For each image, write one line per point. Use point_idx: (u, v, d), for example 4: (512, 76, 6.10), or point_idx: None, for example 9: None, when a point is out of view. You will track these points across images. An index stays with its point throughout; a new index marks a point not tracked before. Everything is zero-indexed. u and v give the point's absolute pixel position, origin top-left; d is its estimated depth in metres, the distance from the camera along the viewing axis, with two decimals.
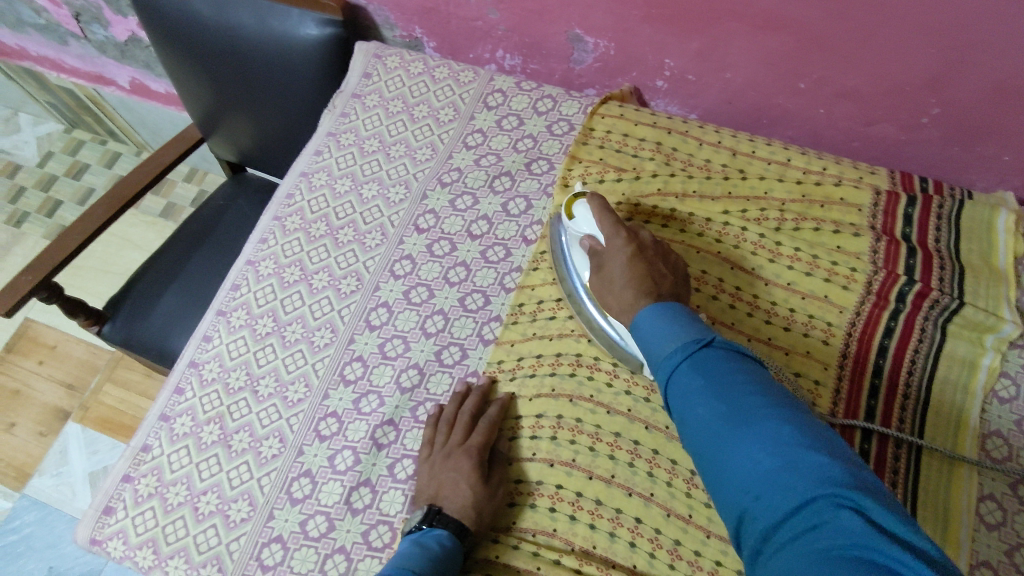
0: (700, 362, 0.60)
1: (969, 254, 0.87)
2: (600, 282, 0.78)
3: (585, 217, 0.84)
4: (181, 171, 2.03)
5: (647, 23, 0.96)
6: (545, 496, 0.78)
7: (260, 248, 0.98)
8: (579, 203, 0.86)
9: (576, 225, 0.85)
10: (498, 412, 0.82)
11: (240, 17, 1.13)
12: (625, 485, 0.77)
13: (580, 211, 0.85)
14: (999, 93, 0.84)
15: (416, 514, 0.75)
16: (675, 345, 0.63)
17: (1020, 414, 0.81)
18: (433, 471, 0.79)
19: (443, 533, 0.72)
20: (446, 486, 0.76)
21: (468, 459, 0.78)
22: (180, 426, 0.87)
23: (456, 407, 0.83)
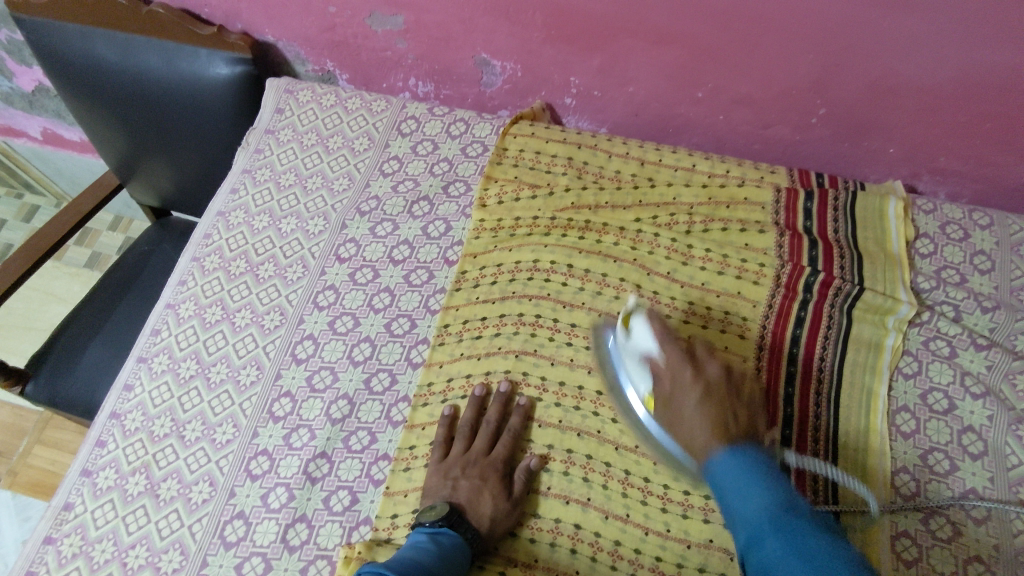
0: (781, 528, 0.59)
1: (866, 242, 0.93)
2: (673, 417, 0.74)
3: (644, 334, 0.79)
4: (104, 220, 1.97)
5: (549, 44, 0.99)
6: (527, 524, 0.80)
7: (179, 291, 0.97)
8: (634, 318, 0.81)
9: (634, 344, 0.79)
10: (520, 424, 0.84)
11: (147, 60, 1.12)
12: (581, 499, 0.80)
13: (637, 328, 0.80)
14: (876, 91, 0.91)
15: (428, 511, 0.76)
16: (755, 503, 0.61)
17: (924, 388, 0.86)
18: (448, 473, 0.80)
19: (457, 538, 0.73)
20: (468, 493, 0.78)
21: (496, 464, 0.80)
22: (103, 480, 0.85)
23: (477, 413, 0.84)
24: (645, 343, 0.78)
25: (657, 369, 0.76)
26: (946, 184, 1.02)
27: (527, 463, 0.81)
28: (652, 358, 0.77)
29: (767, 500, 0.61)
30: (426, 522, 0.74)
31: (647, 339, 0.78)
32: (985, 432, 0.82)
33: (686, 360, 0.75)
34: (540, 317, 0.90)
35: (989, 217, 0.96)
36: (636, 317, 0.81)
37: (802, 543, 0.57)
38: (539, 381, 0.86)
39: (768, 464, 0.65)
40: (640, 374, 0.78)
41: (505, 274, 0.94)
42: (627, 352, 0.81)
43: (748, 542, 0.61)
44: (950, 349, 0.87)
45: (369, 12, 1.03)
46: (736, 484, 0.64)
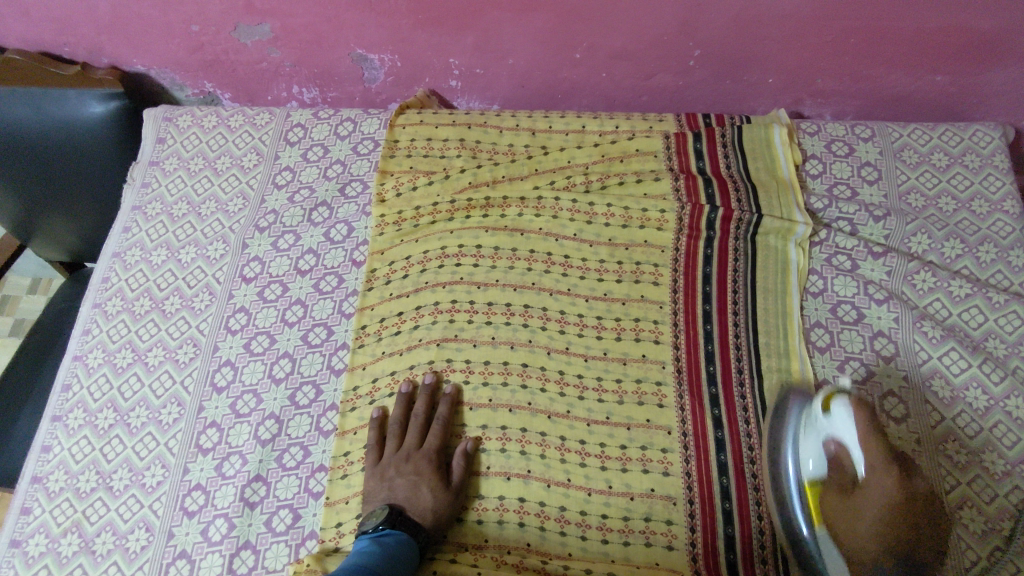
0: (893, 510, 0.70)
1: (758, 172, 0.95)
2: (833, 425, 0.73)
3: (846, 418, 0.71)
4: (22, 283, 1.89)
5: (420, 29, 0.98)
6: (474, 508, 0.80)
7: (85, 341, 0.94)
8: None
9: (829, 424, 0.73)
10: (448, 410, 0.83)
11: (13, 110, 1.08)
12: (522, 473, 0.80)
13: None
14: (741, 25, 0.93)
15: (371, 516, 0.75)
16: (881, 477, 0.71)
17: (833, 303, 0.89)
18: (385, 475, 0.79)
19: (402, 537, 0.73)
20: (405, 492, 0.77)
21: (429, 458, 0.80)
22: (34, 547, 0.81)
23: (405, 411, 0.84)
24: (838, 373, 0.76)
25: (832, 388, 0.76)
26: (829, 104, 1.05)
27: (464, 447, 0.81)
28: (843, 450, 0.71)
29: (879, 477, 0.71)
30: (369, 528, 0.74)
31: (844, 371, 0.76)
32: (895, 334, 0.86)
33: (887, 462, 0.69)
34: (456, 302, 0.90)
35: (870, 129, 0.99)
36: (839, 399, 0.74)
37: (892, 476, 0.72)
38: (464, 365, 0.86)
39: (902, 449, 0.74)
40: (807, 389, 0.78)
41: (415, 265, 0.93)
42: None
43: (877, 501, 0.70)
44: (851, 261, 0.90)
45: (233, 26, 1.01)
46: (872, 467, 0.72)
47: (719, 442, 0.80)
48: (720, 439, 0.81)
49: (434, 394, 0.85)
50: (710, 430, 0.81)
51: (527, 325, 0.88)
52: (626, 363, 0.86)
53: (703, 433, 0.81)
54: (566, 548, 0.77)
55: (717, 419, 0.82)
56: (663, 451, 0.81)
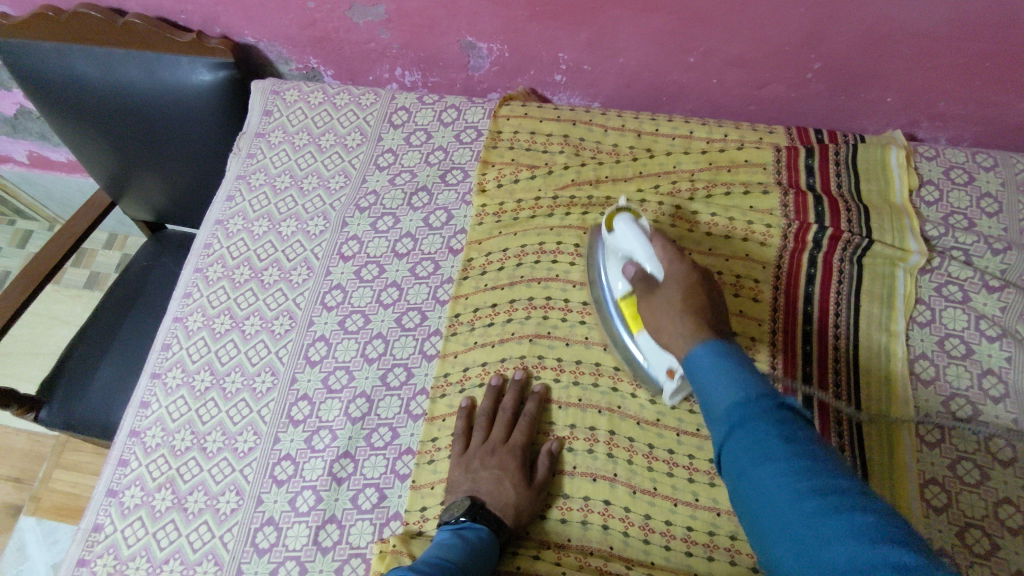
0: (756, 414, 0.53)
1: (870, 194, 0.92)
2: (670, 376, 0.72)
3: (629, 235, 0.78)
4: (99, 239, 1.95)
5: (535, 22, 0.97)
6: (556, 505, 0.79)
7: (186, 304, 0.96)
8: (620, 220, 0.81)
9: (616, 242, 0.81)
10: (536, 408, 0.83)
11: (129, 73, 1.11)
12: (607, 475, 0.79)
13: (621, 229, 0.80)
14: (870, 41, 0.90)
15: (456, 505, 0.76)
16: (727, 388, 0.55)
17: (940, 335, 0.85)
18: (471, 467, 0.79)
19: (482, 528, 0.73)
20: (489, 485, 0.77)
21: (513, 455, 0.80)
22: (129, 498, 0.85)
23: (494, 404, 0.84)
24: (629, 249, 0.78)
25: (639, 272, 0.75)
26: (947, 129, 1.01)
27: (549, 448, 0.81)
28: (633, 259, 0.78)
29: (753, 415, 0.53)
30: (451, 519, 0.74)
31: (630, 243, 0.78)
32: (1005, 374, 0.82)
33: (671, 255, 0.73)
34: (551, 299, 0.90)
35: (992, 158, 0.95)
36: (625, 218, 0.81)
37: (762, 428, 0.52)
38: (556, 363, 0.86)
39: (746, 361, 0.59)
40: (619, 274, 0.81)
41: (511, 258, 0.93)
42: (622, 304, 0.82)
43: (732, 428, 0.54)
44: (963, 293, 0.87)
45: (348, 5, 1.01)
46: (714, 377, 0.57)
47: None
48: None
49: (524, 392, 0.85)
50: None
51: None
52: None
53: None
54: (649, 556, 0.75)
55: None
56: None
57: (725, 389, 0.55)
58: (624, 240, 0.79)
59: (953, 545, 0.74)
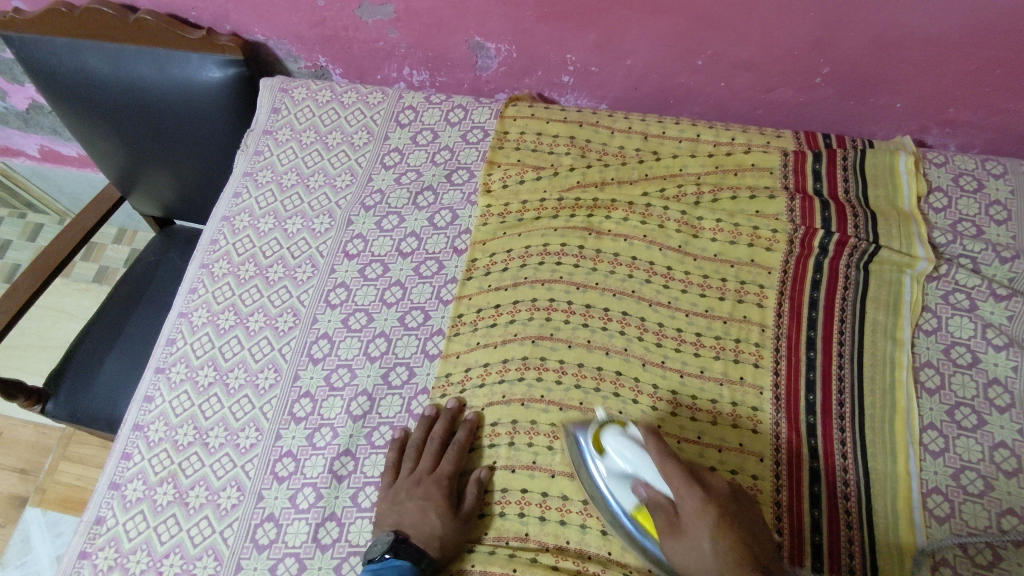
0: None
1: (877, 200, 0.92)
2: (675, 545, 0.65)
3: (627, 456, 0.71)
4: (108, 233, 1.96)
5: (543, 23, 0.97)
6: (512, 503, 0.79)
7: (191, 299, 0.97)
8: (608, 435, 0.73)
9: (614, 462, 0.72)
10: (466, 436, 0.82)
11: (139, 69, 1.12)
12: None
13: (612, 447, 0.73)
14: (880, 46, 0.89)
15: (378, 541, 0.75)
16: None
17: (946, 343, 0.84)
18: (397, 499, 0.79)
19: (404, 565, 0.72)
20: (413, 516, 0.77)
21: (443, 485, 0.79)
22: (132, 492, 0.85)
23: (424, 433, 0.83)
24: (630, 468, 0.71)
25: (656, 497, 0.68)
26: (956, 135, 1.00)
27: (478, 475, 0.80)
28: (644, 485, 0.70)
29: None
30: (375, 558, 0.73)
31: (631, 459, 0.71)
32: (1011, 384, 0.81)
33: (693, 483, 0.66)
34: (554, 300, 0.89)
35: (1002, 165, 0.94)
36: (612, 432, 0.73)
37: None
38: (557, 365, 0.85)
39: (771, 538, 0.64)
40: (623, 492, 0.72)
41: (515, 259, 0.93)
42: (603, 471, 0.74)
43: None
44: (970, 301, 0.86)
45: (357, 3, 1.02)
46: None
47: (813, 474, 0.78)
48: (815, 470, 0.78)
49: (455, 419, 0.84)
50: (805, 461, 0.79)
51: (623, 333, 0.87)
52: (723, 384, 0.84)
53: (798, 468, 0.78)
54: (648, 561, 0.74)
55: (813, 450, 0.79)
56: (753, 478, 0.78)
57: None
58: (617, 462, 0.72)
59: (955, 556, 0.73)
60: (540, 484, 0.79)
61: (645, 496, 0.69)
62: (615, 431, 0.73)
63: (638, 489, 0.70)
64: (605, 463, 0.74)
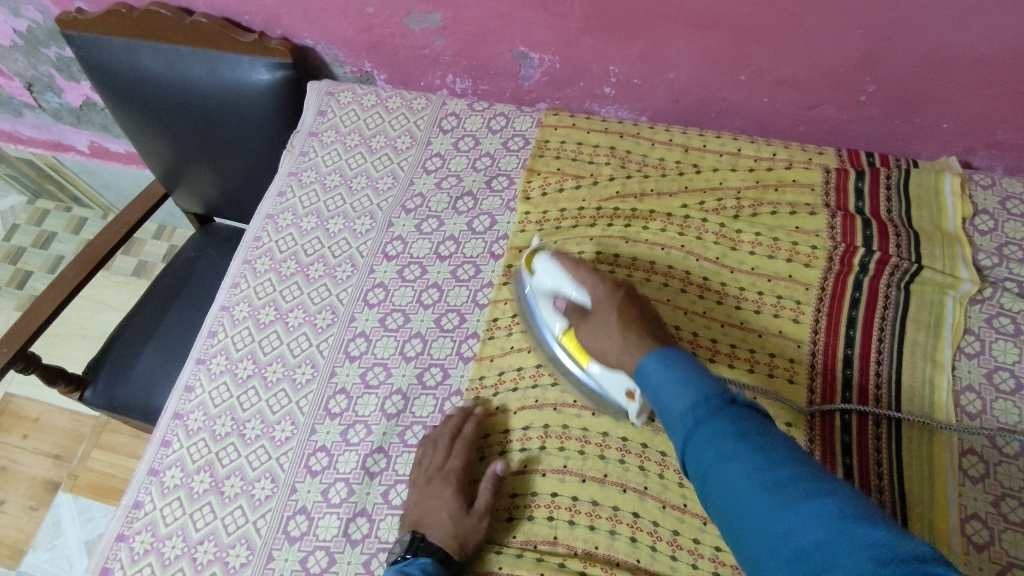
0: (712, 412, 0.59)
1: (921, 220, 0.90)
2: (592, 330, 0.79)
3: (551, 271, 0.84)
4: (149, 229, 2.02)
5: (588, 34, 0.99)
6: (541, 507, 0.79)
7: (233, 293, 0.99)
8: (539, 258, 0.86)
9: (541, 279, 0.86)
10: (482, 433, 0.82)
11: (191, 69, 1.15)
12: (627, 484, 0.78)
13: (541, 266, 0.86)
14: (928, 65, 0.89)
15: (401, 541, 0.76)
16: (682, 394, 0.62)
17: (989, 367, 0.83)
18: (419, 495, 0.79)
19: (425, 561, 0.73)
20: (435, 513, 0.77)
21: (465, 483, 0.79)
22: (170, 479, 0.87)
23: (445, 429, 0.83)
24: (552, 283, 0.84)
25: (575, 302, 0.82)
26: (1004, 158, 0.99)
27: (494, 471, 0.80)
28: (563, 294, 0.83)
29: (693, 395, 0.61)
30: (399, 558, 0.75)
31: (552, 278, 0.84)
32: None
33: (601, 281, 0.81)
34: None
35: None
36: (540, 255, 0.86)
37: (735, 426, 0.58)
38: None
39: (690, 363, 0.66)
40: (553, 315, 0.85)
41: None
42: (538, 293, 0.86)
43: (683, 429, 0.61)
44: (1015, 325, 0.84)
45: (406, 11, 1.04)
46: (672, 409, 0.62)
47: None
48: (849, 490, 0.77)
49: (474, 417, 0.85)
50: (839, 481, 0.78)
51: None
52: (757, 398, 0.83)
53: None
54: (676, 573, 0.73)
55: (848, 469, 0.78)
56: None
57: (679, 393, 0.62)
58: (544, 282, 0.85)
59: None
60: (569, 489, 0.79)
61: (566, 305, 0.82)
62: (543, 253, 0.86)
63: (559, 300, 0.83)
64: (533, 282, 0.87)
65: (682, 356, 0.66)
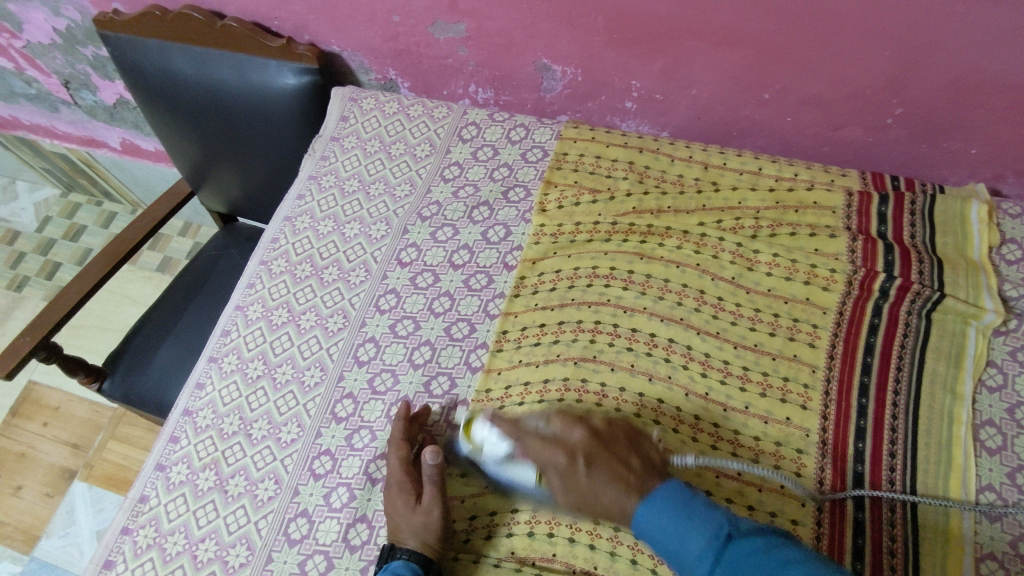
0: (687, 508, 0.64)
1: (945, 247, 0.88)
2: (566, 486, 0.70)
3: (497, 440, 0.77)
4: (174, 226, 2.05)
5: (611, 48, 0.99)
6: (541, 523, 0.77)
7: (248, 293, 1.00)
8: (479, 425, 0.78)
9: (488, 449, 0.77)
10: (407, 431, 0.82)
11: (219, 72, 1.17)
12: None
13: (480, 435, 0.78)
14: (958, 90, 0.87)
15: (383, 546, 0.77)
16: (658, 509, 0.65)
17: (1011, 402, 0.80)
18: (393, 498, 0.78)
19: (399, 565, 0.72)
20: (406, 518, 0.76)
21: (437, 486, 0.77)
22: (176, 475, 0.88)
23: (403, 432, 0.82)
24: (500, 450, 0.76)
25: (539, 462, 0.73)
26: None
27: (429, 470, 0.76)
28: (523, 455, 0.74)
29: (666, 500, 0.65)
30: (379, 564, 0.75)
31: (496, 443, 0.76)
32: None
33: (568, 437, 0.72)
34: (600, 322, 0.89)
35: None
36: (479, 424, 0.78)
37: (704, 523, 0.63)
38: (599, 387, 0.84)
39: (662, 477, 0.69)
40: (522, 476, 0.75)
41: (564, 280, 0.93)
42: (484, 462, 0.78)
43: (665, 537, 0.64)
44: None
45: (431, 21, 1.05)
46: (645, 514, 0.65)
47: (857, 527, 0.75)
48: (859, 522, 0.75)
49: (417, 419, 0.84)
50: (849, 513, 0.76)
51: (668, 361, 0.85)
52: (767, 422, 0.81)
53: (841, 522, 0.75)
54: None
55: (859, 501, 0.76)
56: (793, 523, 0.75)
57: (654, 513, 0.65)
58: (488, 449, 0.77)
59: None
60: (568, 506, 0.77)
61: (530, 458, 0.74)
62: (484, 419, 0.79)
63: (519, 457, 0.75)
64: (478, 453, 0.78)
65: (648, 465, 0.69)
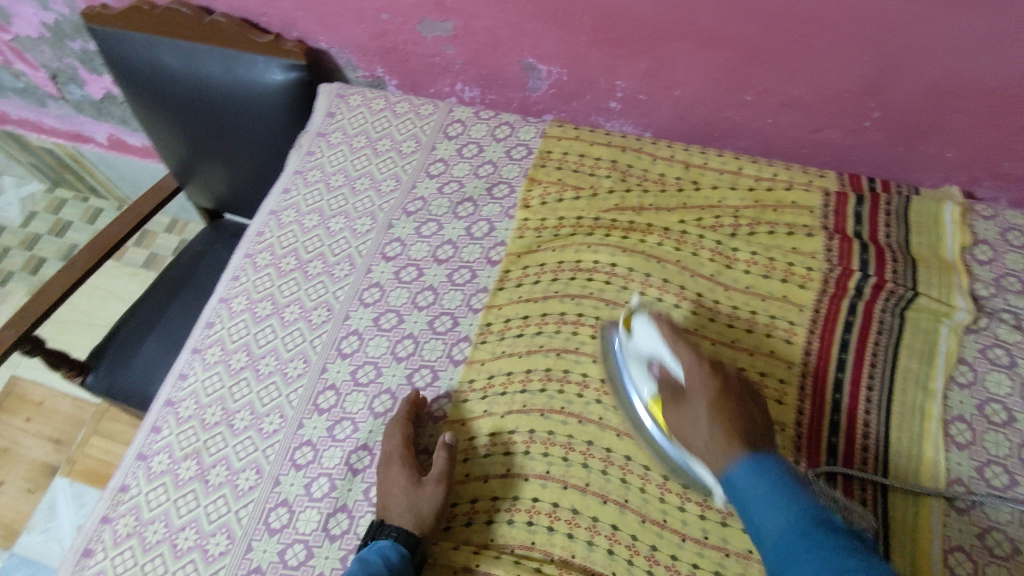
0: (798, 537, 0.62)
1: (919, 247, 0.91)
2: (678, 417, 0.73)
3: (648, 335, 0.78)
4: (161, 222, 2.05)
5: (596, 48, 1.00)
6: (521, 511, 0.79)
7: (233, 286, 1.01)
8: (638, 318, 0.80)
9: (637, 344, 0.80)
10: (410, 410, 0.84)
11: (207, 67, 1.18)
12: (600, 493, 0.78)
13: (638, 329, 0.80)
14: (933, 94, 0.89)
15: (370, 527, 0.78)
16: (778, 521, 0.63)
17: (981, 398, 0.81)
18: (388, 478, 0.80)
19: (385, 544, 0.73)
20: (395, 497, 0.78)
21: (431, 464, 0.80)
22: (157, 464, 0.88)
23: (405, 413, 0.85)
24: (649, 347, 0.78)
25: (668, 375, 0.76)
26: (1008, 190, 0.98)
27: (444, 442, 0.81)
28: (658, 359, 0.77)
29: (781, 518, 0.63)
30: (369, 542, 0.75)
31: (650, 341, 0.78)
32: None
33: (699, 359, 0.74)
34: (582, 316, 0.90)
35: None
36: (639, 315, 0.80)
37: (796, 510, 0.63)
38: (580, 379, 0.85)
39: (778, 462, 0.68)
40: (645, 378, 0.79)
41: (547, 274, 0.94)
42: (630, 354, 0.81)
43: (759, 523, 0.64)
44: (1010, 358, 0.83)
45: (419, 18, 1.06)
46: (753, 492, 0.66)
47: None
48: None
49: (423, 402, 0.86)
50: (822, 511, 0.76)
51: None
52: None
53: None
54: None
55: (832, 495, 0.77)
56: None
57: (770, 512, 0.64)
58: (641, 343, 0.79)
59: None
60: (548, 495, 0.79)
61: (661, 373, 0.77)
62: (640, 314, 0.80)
63: (653, 366, 0.78)
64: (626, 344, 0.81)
65: (779, 465, 0.67)
